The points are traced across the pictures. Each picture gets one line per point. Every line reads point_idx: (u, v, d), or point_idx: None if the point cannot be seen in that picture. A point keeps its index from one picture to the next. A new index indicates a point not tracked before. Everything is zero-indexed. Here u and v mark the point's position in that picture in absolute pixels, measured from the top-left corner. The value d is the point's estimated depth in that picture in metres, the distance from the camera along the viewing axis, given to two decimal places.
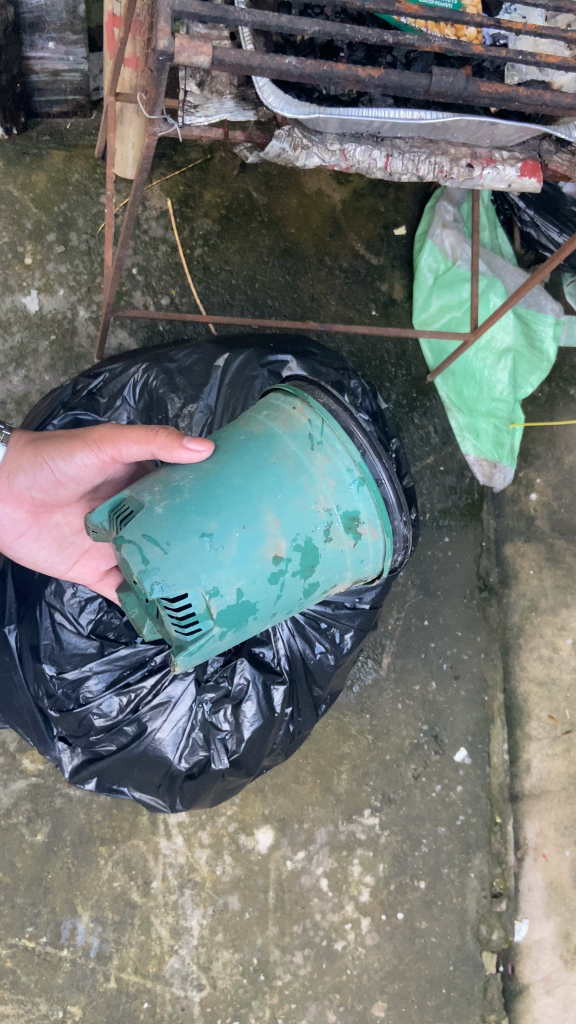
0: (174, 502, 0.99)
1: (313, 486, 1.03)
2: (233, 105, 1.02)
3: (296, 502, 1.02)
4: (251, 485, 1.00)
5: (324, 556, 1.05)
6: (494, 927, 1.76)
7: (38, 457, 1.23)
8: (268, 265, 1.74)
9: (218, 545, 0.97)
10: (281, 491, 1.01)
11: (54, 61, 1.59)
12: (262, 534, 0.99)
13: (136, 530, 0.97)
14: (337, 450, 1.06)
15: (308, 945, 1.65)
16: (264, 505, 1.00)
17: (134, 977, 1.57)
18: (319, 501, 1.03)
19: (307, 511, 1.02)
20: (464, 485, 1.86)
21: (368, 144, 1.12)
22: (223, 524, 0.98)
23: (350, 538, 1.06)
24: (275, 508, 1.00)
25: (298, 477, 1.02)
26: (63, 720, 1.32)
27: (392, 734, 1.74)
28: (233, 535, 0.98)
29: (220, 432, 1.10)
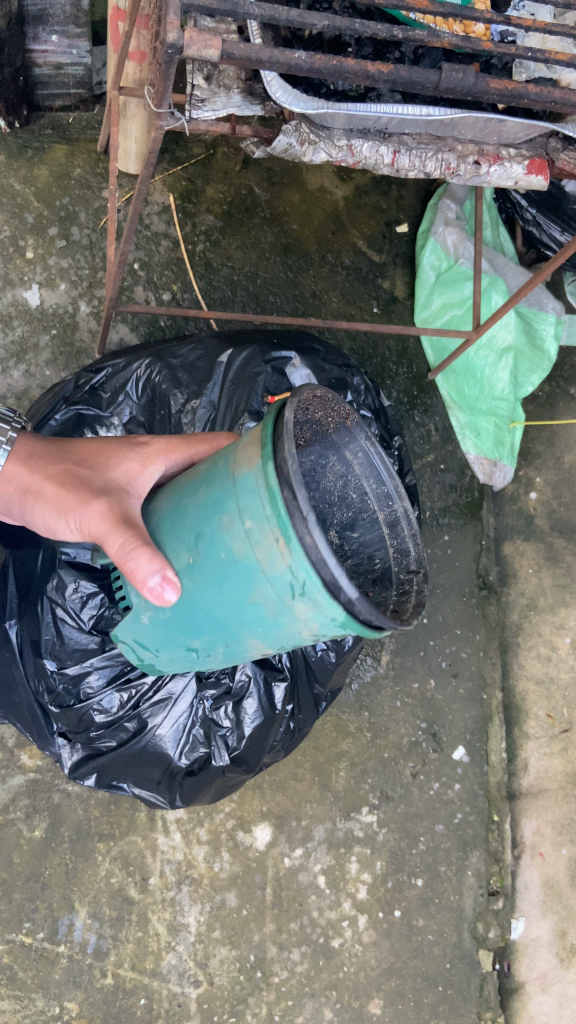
0: (161, 612, 1.00)
1: (297, 627, 0.87)
2: (240, 100, 1.02)
3: (279, 634, 0.89)
4: (230, 615, 0.91)
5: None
6: (491, 925, 1.76)
7: (24, 507, 1.10)
8: (271, 261, 1.74)
9: (208, 652, 1.00)
10: (261, 626, 0.89)
11: (57, 55, 1.58)
12: (245, 650, 0.95)
13: (130, 632, 1.07)
14: (320, 602, 0.81)
15: (305, 942, 1.65)
16: (245, 634, 0.92)
17: (131, 974, 1.57)
18: (302, 636, 0.88)
19: (293, 640, 0.90)
20: (464, 483, 1.86)
21: (376, 140, 1.11)
22: (205, 641, 0.97)
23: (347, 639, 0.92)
24: (260, 640, 0.92)
25: (277, 620, 0.87)
26: (63, 715, 1.31)
27: (391, 731, 1.74)
28: (217, 648, 0.97)
29: (207, 521, 0.91)
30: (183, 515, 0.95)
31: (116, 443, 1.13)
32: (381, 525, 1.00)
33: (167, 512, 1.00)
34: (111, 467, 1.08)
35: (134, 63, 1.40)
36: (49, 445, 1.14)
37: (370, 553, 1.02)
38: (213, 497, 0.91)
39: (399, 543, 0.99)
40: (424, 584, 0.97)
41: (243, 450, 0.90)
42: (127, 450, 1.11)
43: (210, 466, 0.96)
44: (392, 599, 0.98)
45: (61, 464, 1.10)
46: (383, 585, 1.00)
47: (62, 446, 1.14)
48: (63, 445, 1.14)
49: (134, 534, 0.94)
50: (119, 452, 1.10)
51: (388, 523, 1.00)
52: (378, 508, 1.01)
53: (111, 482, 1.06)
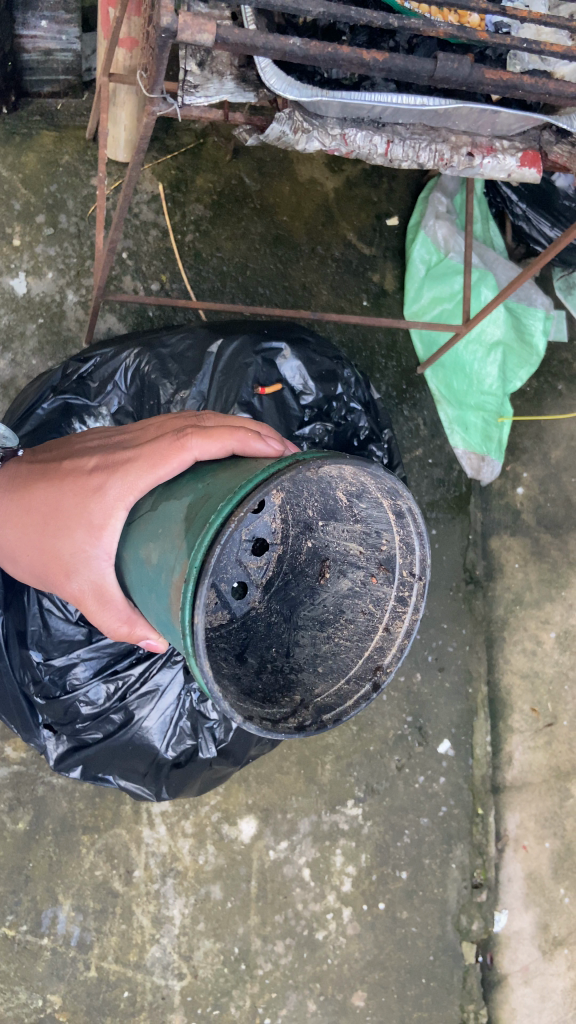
0: None
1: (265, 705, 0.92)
2: (234, 87, 1.01)
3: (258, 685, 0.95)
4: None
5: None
6: (474, 918, 1.77)
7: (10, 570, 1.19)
8: (260, 252, 1.73)
9: None
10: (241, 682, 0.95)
11: (46, 40, 1.55)
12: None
13: None
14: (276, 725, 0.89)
15: (289, 935, 1.65)
16: None
17: (115, 966, 1.57)
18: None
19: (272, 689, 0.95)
20: (453, 478, 1.86)
21: (369, 130, 1.11)
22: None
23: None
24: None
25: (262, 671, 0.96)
26: (49, 707, 1.30)
27: (377, 725, 1.75)
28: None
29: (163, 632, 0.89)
30: (144, 598, 0.92)
31: (75, 490, 1.05)
32: (387, 510, 0.89)
33: (131, 579, 0.96)
34: (69, 526, 1.02)
35: (124, 49, 1.39)
36: (14, 501, 1.14)
37: (377, 528, 0.92)
38: (161, 616, 0.86)
39: (406, 535, 0.90)
40: (424, 592, 0.92)
41: (175, 595, 0.80)
42: (85, 504, 1.02)
43: (155, 569, 0.86)
44: (391, 599, 0.93)
45: (30, 524, 1.09)
46: (386, 575, 0.93)
47: (28, 494, 1.12)
48: (26, 499, 1.12)
49: (106, 617, 1.02)
50: (75, 508, 1.03)
51: (394, 512, 0.88)
52: (384, 497, 0.87)
53: (74, 549, 1.01)
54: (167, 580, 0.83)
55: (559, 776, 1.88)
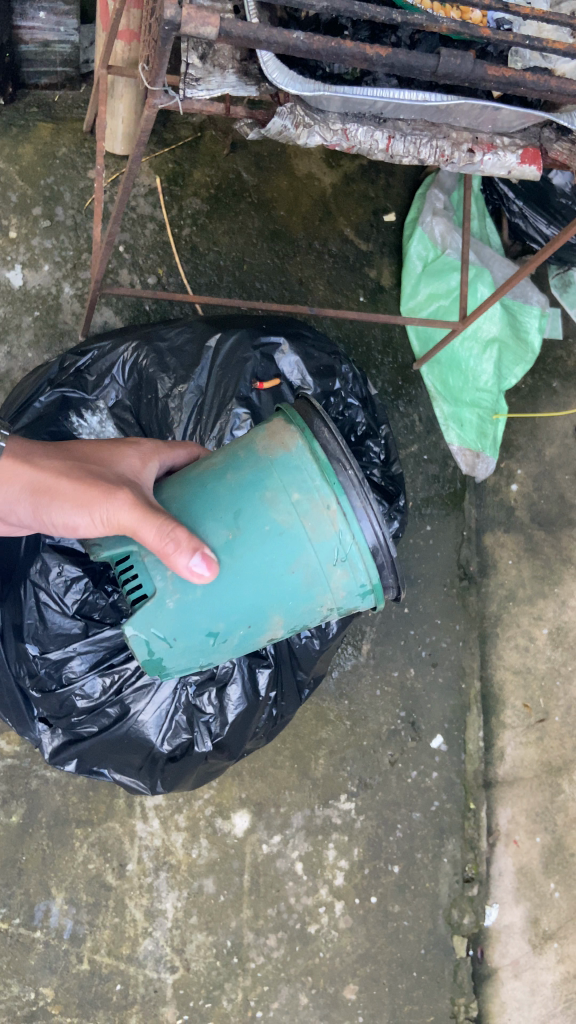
0: (185, 600, 1.02)
1: (325, 594, 1.04)
2: (236, 80, 1.00)
3: (303, 605, 1.04)
4: (265, 590, 1.01)
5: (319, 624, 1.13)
6: (465, 911, 1.79)
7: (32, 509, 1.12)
8: (257, 246, 1.73)
9: (222, 639, 1.05)
10: (293, 598, 1.03)
11: (44, 32, 1.57)
12: (263, 629, 1.06)
13: (145, 622, 1.03)
14: (358, 571, 1.03)
15: (281, 928, 1.66)
16: (272, 609, 1.03)
17: (107, 960, 1.57)
18: (324, 606, 1.06)
19: (310, 611, 1.06)
20: (447, 474, 1.86)
21: (371, 125, 1.11)
22: (230, 622, 1.03)
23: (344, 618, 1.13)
24: (283, 613, 1.04)
25: (309, 590, 1.03)
26: (44, 700, 1.30)
27: (370, 719, 1.75)
28: (237, 632, 1.04)
29: (240, 505, 1.01)
30: (210, 500, 1.03)
31: (109, 443, 1.16)
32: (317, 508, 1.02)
33: (184, 500, 1.06)
34: (114, 459, 1.12)
35: (123, 42, 1.38)
36: (37, 449, 1.15)
37: None
38: (245, 480, 1.02)
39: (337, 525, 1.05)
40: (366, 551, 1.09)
41: (269, 436, 1.05)
42: (128, 448, 1.14)
43: (223, 458, 1.07)
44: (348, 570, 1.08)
45: (59, 463, 1.13)
46: None
47: (54, 445, 1.16)
48: (52, 449, 1.16)
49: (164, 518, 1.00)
50: (116, 448, 1.14)
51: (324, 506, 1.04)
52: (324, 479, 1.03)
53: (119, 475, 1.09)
54: (248, 445, 1.05)
55: (550, 772, 1.89)
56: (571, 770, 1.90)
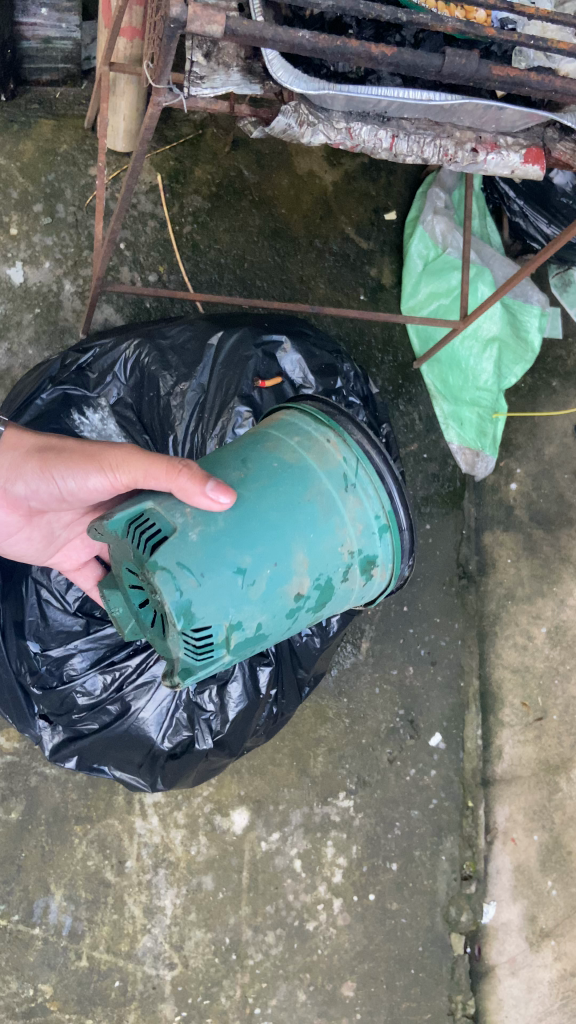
0: (208, 532, 0.96)
1: (343, 526, 1.05)
2: (240, 78, 1.00)
3: (325, 542, 1.03)
4: (287, 519, 1.00)
5: (337, 589, 1.08)
6: (463, 909, 1.79)
7: (45, 468, 1.15)
8: (258, 244, 1.73)
9: (250, 580, 0.97)
10: (313, 530, 1.02)
11: (46, 28, 1.55)
12: (290, 572, 1.00)
13: (169, 557, 0.94)
14: (370, 495, 1.08)
15: (280, 925, 1.66)
16: (296, 544, 1.01)
17: (106, 956, 1.57)
18: (344, 544, 1.05)
19: (333, 552, 1.04)
20: (447, 473, 1.87)
21: (375, 124, 1.11)
22: (256, 558, 0.98)
23: (360, 578, 1.10)
24: (307, 549, 1.01)
25: (329, 519, 1.04)
26: (45, 698, 1.31)
27: (369, 718, 1.76)
28: (264, 573, 0.98)
29: (244, 452, 1.05)
30: (213, 463, 1.05)
31: None
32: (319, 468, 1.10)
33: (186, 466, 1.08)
34: None
35: (125, 39, 1.38)
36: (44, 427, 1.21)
37: None
38: (242, 443, 1.07)
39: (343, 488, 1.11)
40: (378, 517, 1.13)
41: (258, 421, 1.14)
42: None
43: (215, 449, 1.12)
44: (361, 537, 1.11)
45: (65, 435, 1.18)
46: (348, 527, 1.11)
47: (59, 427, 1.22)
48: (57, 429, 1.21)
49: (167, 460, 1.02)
50: None
51: None
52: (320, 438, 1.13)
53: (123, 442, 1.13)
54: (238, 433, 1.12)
55: (548, 770, 1.89)
56: (569, 768, 1.90)
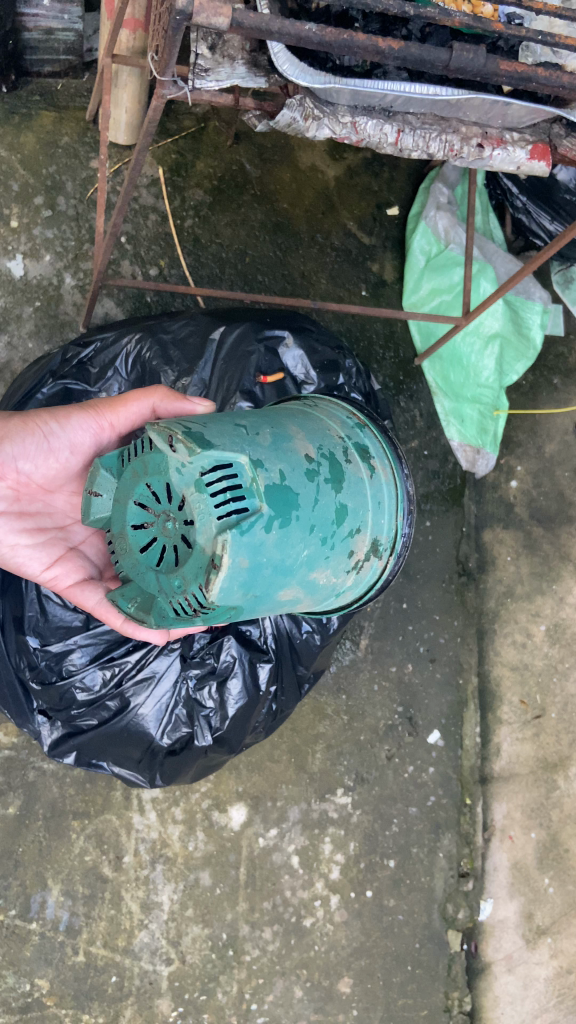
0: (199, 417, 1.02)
1: (323, 419, 1.11)
2: (245, 71, 0.99)
3: (312, 425, 1.07)
4: (269, 411, 1.07)
5: (347, 474, 1.06)
6: (460, 906, 1.79)
7: (28, 425, 1.20)
8: (260, 238, 1.72)
9: (254, 432, 0.98)
10: (296, 418, 1.08)
11: (48, 20, 1.55)
12: (290, 436, 1.02)
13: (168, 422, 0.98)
14: (337, 405, 1.17)
15: (277, 921, 1.66)
16: (286, 421, 1.05)
17: (103, 951, 1.57)
18: (332, 430, 1.09)
19: (325, 433, 1.07)
20: (448, 469, 1.86)
21: (380, 119, 1.10)
22: (253, 423, 1.01)
23: (366, 468, 1.09)
24: (298, 425, 1.05)
25: (307, 413, 1.10)
26: (45, 693, 1.31)
27: (367, 714, 1.76)
28: (265, 430, 1.00)
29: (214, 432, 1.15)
30: None
31: None
32: None
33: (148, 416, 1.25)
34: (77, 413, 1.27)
35: (128, 31, 1.37)
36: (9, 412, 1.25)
37: None
38: None
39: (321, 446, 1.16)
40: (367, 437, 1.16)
41: None
42: None
43: None
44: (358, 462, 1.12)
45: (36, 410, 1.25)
46: None
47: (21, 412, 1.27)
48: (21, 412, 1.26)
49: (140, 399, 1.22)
50: None
51: None
52: None
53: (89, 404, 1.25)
54: None
55: (546, 768, 1.89)
56: (567, 767, 1.90)
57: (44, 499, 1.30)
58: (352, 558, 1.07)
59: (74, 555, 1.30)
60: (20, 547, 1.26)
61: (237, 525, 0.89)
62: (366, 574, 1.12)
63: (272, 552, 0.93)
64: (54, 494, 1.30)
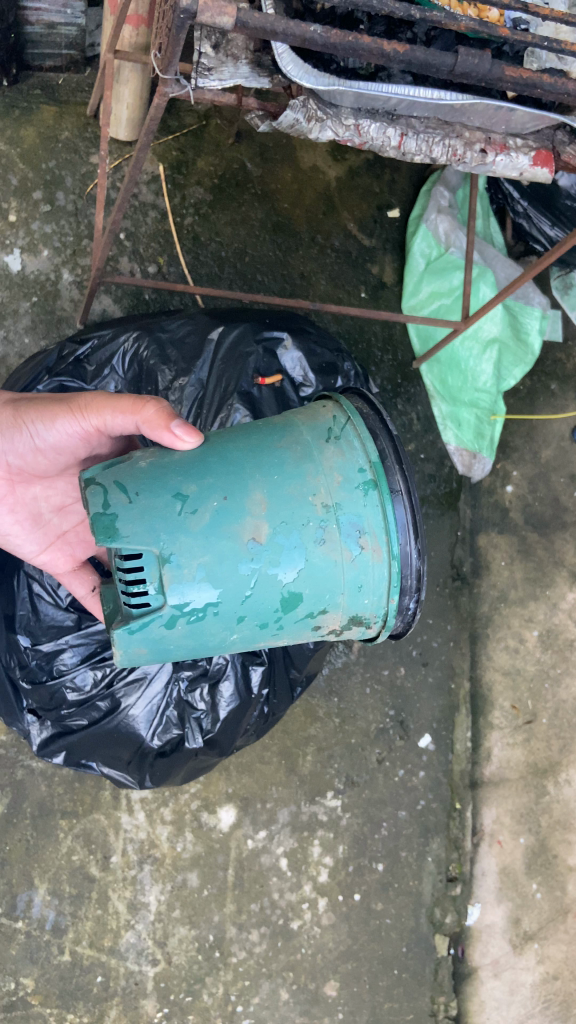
0: (158, 464, 1.01)
1: (316, 475, 1.00)
2: (249, 71, 0.99)
3: (291, 488, 0.99)
4: (249, 461, 1.01)
5: (312, 557, 0.99)
6: (448, 910, 1.79)
7: (18, 419, 1.18)
8: (260, 238, 1.71)
9: (188, 511, 0.97)
10: (279, 474, 1.00)
11: (50, 14, 1.55)
12: (243, 512, 0.98)
13: (111, 476, 1.00)
14: (353, 449, 1.03)
15: (264, 923, 1.66)
16: (254, 484, 0.99)
17: (89, 951, 1.57)
18: (317, 495, 0.99)
19: (302, 502, 0.99)
20: (443, 474, 1.86)
21: (383, 121, 1.09)
22: (202, 490, 0.98)
23: (348, 548, 1.00)
24: (264, 494, 0.99)
25: (297, 469, 1.01)
26: (35, 691, 1.30)
27: (359, 717, 1.75)
28: (208, 506, 0.97)
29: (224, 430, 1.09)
30: None
31: None
32: None
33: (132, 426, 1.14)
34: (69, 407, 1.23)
35: (131, 27, 1.36)
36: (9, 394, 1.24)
37: None
38: None
39: None
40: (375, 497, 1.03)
41: None
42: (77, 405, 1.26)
43: None
44: None
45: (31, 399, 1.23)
46: None
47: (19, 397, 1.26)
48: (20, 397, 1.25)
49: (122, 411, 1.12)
50: None
51: None
52: None
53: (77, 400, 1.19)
54: None
55: (536, 773, 1.89)
56: (557, 772, 1.90)
57: (42, 488, 1.30)
58: (318, 628, 1.06)
59: (67, 542, 1.31)
60: (13, 533, 1.27)
61: (129, 622, 0.96)
62: (349, 636, 1.09)
63: (181, 640, 0.99)
64: (53, 483, 1.30)
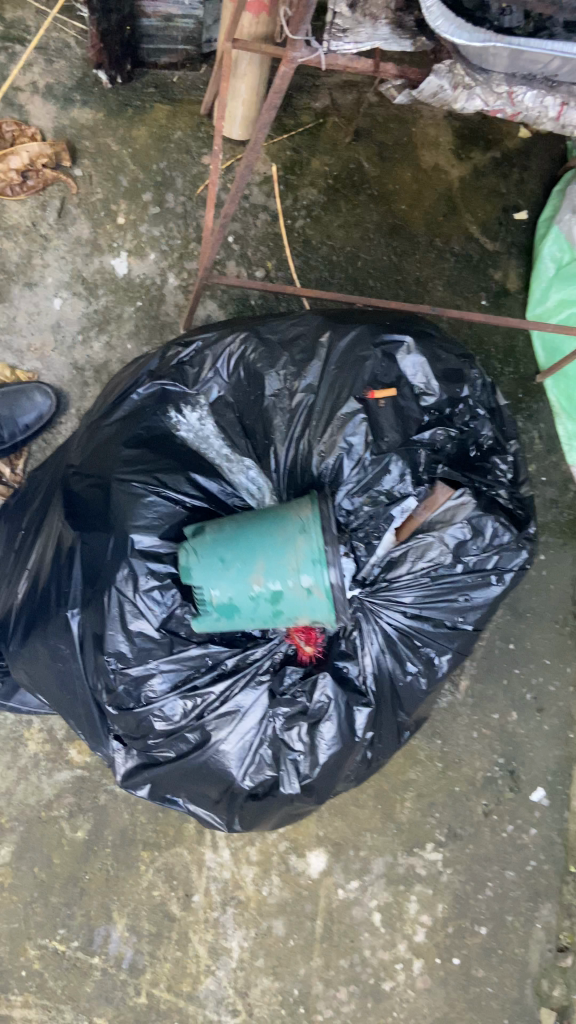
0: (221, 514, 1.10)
1: (297, 534, 0.96)
2: (388, 33, 0.92)
3: (280, 540, 0.97)
4: (254, 522, 1.01)
5: (285, 597, 0.96)
6: (556, 984, 1.59)
7: None
8: (373, 242, 1.60)
9: (213, 554, 1.00)
10: (275, 529, 0.98)
11: (167, 6, 1.42)
12: (243, 561, 0.98)
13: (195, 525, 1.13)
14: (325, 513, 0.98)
15: (353, 981, 1.52)
16: (254, 537, 0.99)
17: (166, 995, 1.46)
18: (296, 551, 0.95)
19: (284, 556, 0.96)
20: (567, 498, 1.69)
21: (542, 89, 0.96)
22: (225, 537, 1.02)
23: (310, 594, 0.95)
24: (260, 551, 0.97)
25: (284, 526, 0.98)
26: (121, 719, 1.16)
27: (464, 763, 1.60)
28: (227, 551, 1.00)
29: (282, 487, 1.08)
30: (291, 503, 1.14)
31: None
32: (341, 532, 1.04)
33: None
34: None
35: (250, 13, 1.28)
36: None
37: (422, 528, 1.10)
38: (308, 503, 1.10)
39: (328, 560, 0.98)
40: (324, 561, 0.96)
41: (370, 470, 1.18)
42: None
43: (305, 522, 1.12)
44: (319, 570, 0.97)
45: None
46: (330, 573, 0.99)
47: None
48: None
49: None
50: None
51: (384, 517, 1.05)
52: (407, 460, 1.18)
53: None
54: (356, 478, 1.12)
55: None
56: None
57: None
58: None
59: None
60: None
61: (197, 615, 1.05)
62: None
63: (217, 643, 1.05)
64: None
